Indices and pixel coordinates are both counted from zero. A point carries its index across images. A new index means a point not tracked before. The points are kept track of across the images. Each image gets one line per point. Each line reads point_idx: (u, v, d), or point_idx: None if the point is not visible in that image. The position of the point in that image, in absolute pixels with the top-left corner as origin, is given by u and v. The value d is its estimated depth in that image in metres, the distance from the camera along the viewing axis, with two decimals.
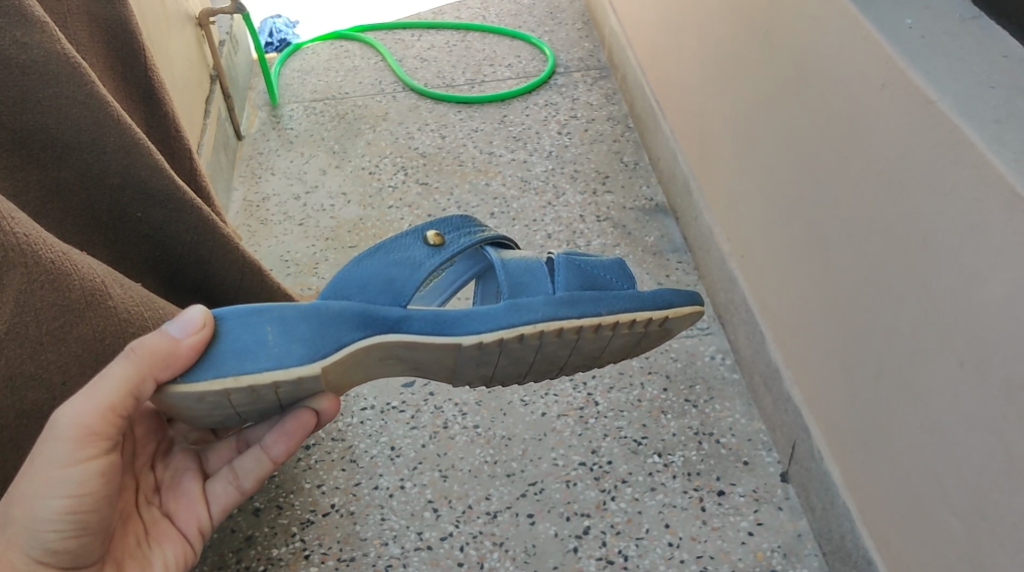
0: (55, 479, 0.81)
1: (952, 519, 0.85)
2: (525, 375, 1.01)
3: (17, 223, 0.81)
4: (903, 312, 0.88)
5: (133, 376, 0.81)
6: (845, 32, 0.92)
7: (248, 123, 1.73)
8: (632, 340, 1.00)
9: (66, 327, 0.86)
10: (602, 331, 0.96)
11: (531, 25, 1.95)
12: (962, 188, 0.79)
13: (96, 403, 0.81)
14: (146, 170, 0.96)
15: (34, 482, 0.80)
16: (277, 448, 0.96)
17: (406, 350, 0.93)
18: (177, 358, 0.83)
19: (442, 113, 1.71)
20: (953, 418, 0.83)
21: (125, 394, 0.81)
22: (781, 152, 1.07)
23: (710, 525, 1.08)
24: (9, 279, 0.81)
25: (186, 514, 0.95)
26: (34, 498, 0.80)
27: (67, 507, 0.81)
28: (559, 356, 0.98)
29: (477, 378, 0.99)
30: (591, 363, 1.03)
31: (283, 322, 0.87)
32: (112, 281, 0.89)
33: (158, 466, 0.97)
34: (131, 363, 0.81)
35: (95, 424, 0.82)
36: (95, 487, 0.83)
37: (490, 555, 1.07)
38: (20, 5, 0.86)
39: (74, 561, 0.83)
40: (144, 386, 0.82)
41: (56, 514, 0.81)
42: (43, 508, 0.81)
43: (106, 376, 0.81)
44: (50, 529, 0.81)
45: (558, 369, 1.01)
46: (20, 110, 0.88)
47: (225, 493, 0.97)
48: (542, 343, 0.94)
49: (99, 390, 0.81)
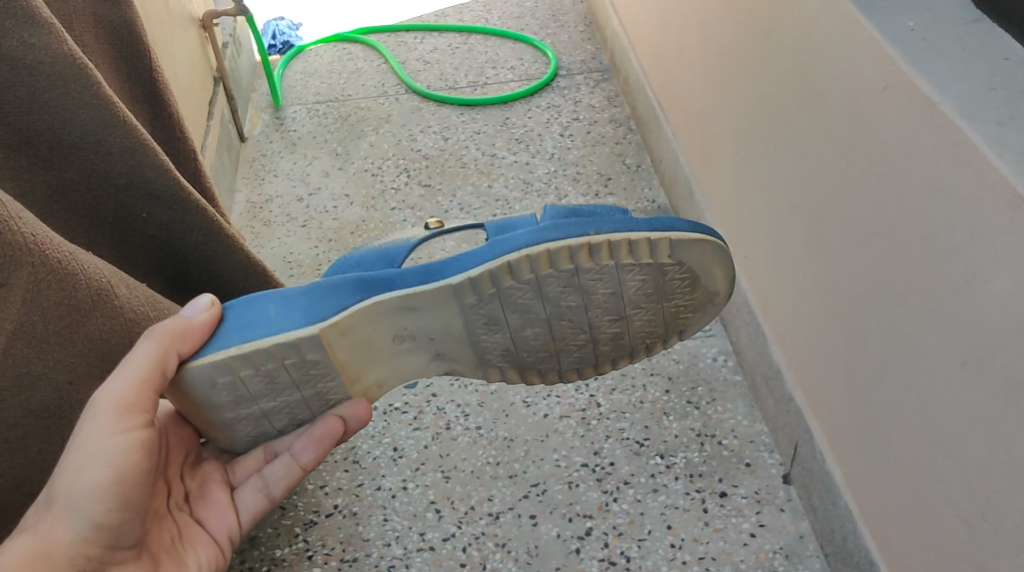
0: (98, 452, 0.85)
1: (953, 519, 0.85)
2: (557, 361, 1.00)
3: (25, 223, 0.82)
4: (904, 314, 0.88)
5: (159, 353, 0.86)
6: (847, 35, 0.93)
7: (251, 125, 1.74)
8: (651, 299, 0.96)
9: (73, 327, 0.86)
10: (600, 258, 0.92)
11: (533, 28, 1.96)
12: (964, 190, 0.80)
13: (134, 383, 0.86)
14: (152, 171, 0.97)
15: (78, 459, 0.84)
16: (306, 457, 1.00)
17: (412, 319, 0.94)
18: (195, 334, 0.89)
19: (444, 115, 1.72)
20: (955, 418, 0.83)
21: (155, 371, 0.86)
22: (783, 153, 1.08)
23: (712, 526, 1.08)
24: (16, 279, 0.81)
25: (217, 520, 0.99)
26: (78, 471, 0.84)
27: (109, 484, 0.85)
28: (577, 308, 0.95)
29: (505, 357, 0.98)
30: (621, 346, 1.00)
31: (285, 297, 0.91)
32: (118, 282, 0.90)
33: (188, 478, 1.00)
34: (156, 340, 0.86)
35: (133, 400, 0.86)
36: (135, 467, 0.87)
37: (491, 556, 1.07)
38: (27, 6, 0.86)
39: (115, 535, 0.87)
40: (169, 362, 0.87)
41: (99, 487, 0.84)
42: (86, 483, 0.84)
43: (133, 357, 0.86)
44: (94, 503, 0.84)
45: (590, 348, 0.99)
46: (26, 112, 0.88)
47: (255, 500, 1.01)
48: (544, 279, 0.92)
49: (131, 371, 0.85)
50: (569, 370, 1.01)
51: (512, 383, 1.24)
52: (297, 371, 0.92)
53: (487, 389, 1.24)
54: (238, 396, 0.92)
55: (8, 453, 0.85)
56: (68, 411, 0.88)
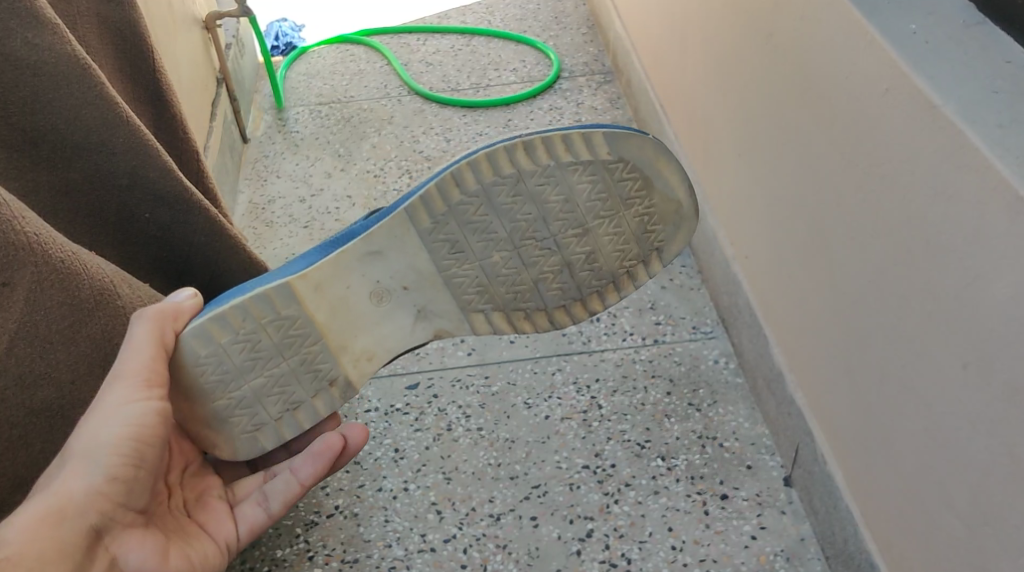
0: (117, 411, 0.87)
1: (954, 521, 0.85)
2: (539, 297, 1.04)
3: (28, 223, 0.82)
4: (905, 316, 0.89)
5: (156, 329, 0.90)
6: (849, 39, 0.93)
7: (253, 126, 1.74)
8: (608, 207, 1.01)
9: (76, 326, 0.87)
10: (539, 158, 0.98)
11: (536, 30, 1.96)
12: (967, 193, 0.80)
13: (146, 355, 0.89)
14: (155, 171, 0.97)
15: (96, 420, 0.87)
16: (305, 470, 1.00)
17: (381, 269, 1.00)
18: (179, 318, 0.93)
19: (447, 117, 1.72)
20: (957, 422, 0.83)
21: (155, 347, 0.90)
22: (785, 155, 1.08)
23: (713, 528, 1.08)
24: (19, 278, 0.82)
25: (218, 525, 0.99)
26: (98, 427, 0.86)
27: (123, 442, 0.87)
28: (537, 221, 1.00)
29: (484, 298, 1.03)
30: (597, 270, 1.04)
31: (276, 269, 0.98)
32: (120, 281, 0.91)
33: (189, 486, 1.01)
34: (147, 318, 0.90)
35: (148, 371, 0.89)
36: (150, 431, 0.89)
37: (492, 557, 1.07)
38: (31, 6, 0.86)
39: (129, 491, 0.88)
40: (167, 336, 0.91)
41: (117, 442, 0.87)
42: (104, 441, 0.86)
43: (130, 339, 0.89)
44: (113, 458, 0.87)
45: (567, 275, 1.03)
46: (30, 111, 0.88)
47: (252, 513, 1.00)
48: (491, 187, 0.98)
49: (139, 346, 0.89)
50: (555, 309, 1.06)
51: (513, 385, 1.24)
52: (277, 332, 0.96)
53: (488, 390, 1.24)
54: (224, 372, 0.95)
55: (11, 453, 0.84)
56: (69, 410, 0.88)
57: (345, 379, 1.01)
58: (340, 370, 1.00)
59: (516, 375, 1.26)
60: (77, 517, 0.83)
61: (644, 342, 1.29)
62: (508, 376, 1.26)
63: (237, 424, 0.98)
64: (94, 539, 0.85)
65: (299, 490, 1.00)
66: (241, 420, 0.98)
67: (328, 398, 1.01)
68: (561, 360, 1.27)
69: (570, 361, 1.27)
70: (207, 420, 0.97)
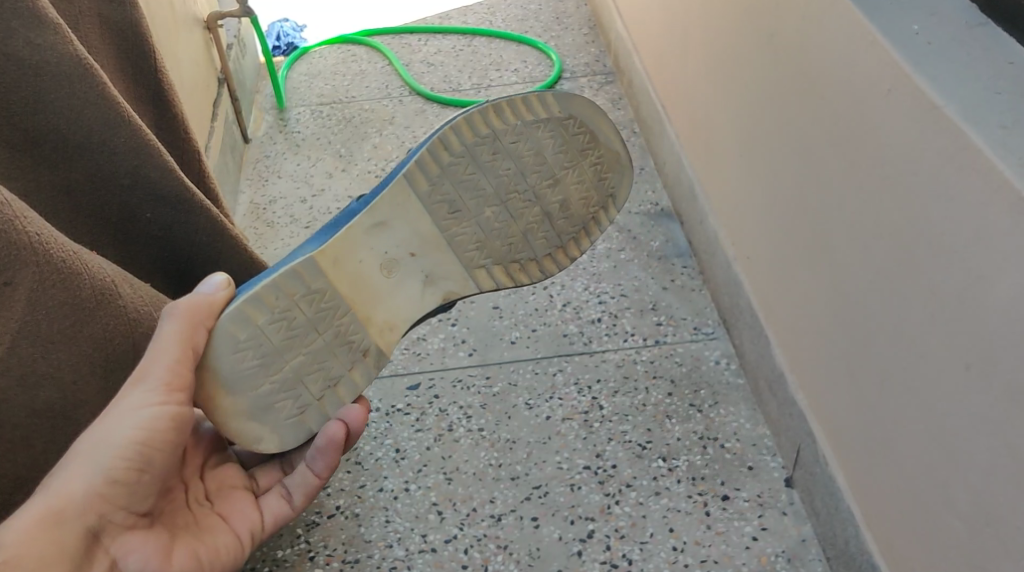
0: (130, 413, 0.87)
1: (956, 522, 0.85)
2: (530, 248, 1.07)
3: (29, 222, 0.82)
4: (908, 318, 0.88)
5: (185, 329, 0.89)
6: (851, 39, 0.93)
7: (254, 126, 1.74)
8: (569, 158, 1.06)
9: (77, 326, 0.86)
10: (507, 119, 1.01)
11: (537, 30, 1.96)
12: (969, 194, 0.79)
13: (174, 357, 0.88)
14: (157, 171, 0.96)
15: (108, 420, 0.86)
16: (318, 464, 1.00)
17: (387, 240, 0.99)
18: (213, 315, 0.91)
19: (448, 117, 1.72)
20: (959, 423, 0.83)
21: (182, 349, 0.89)
22: (787, 156, 1.08)
23: (715, 529, 1.08)
24: (20, 278, 0.81)
25: (238, 516, 0.99)
26: (109, 429, 0.86)
27: (132, 445, 0.87)
28: (516, 175, 1.03)
29: (484, 253, 1.04)
30: (571, 217, 1.08)
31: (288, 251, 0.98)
32: (121, 281, 0.90)
33: (210, 478, 1.01)
34: (180, 318, 0.89)
35: (167, 375, 0.88)
36: (161, 436, 0.89)
37: (493, 558, 1.07)
38: (33, 6, 0.86)
39: (133, 494, 0.88)
40: (197, 337, 0.90)
41: (126, 446, 0.86)
42: (112, 443, 0.86)
43: (162, 338, 0.88)
44: (119, 461, 0.86)
45: (549, 224, 1.07)
46: (32, 111, 0.88)
47: (276, 505, 1.01)
48: (474, 147, 1.00)
49: (168, 347, 0.88)
50: (544, 257, 1.08)
51: (514, 385, 1.24)
52: (309, 307, 0.94)
53: (489, 390, 1.24)
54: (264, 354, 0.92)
55: (13, 454, 0.85)
56: (72, 411, 0.88)
57: (377, 348, 1.00)
58: (370, 340, 0.99)
59: (517, 376, 1.26)
60: (75, 516, 0.84)
61: (646, 342, 1.29)
62: (509, 376, 1.26)
63: (281, 410, 0.95)
64: (90, 540, 0.85)
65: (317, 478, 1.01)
66: (286, 405, 0.95)
67: (366, 368, 0.99)
68: (562, 361, 1.27)
69: (571, 362, 1.27)
70: (248, 410, 0.94)
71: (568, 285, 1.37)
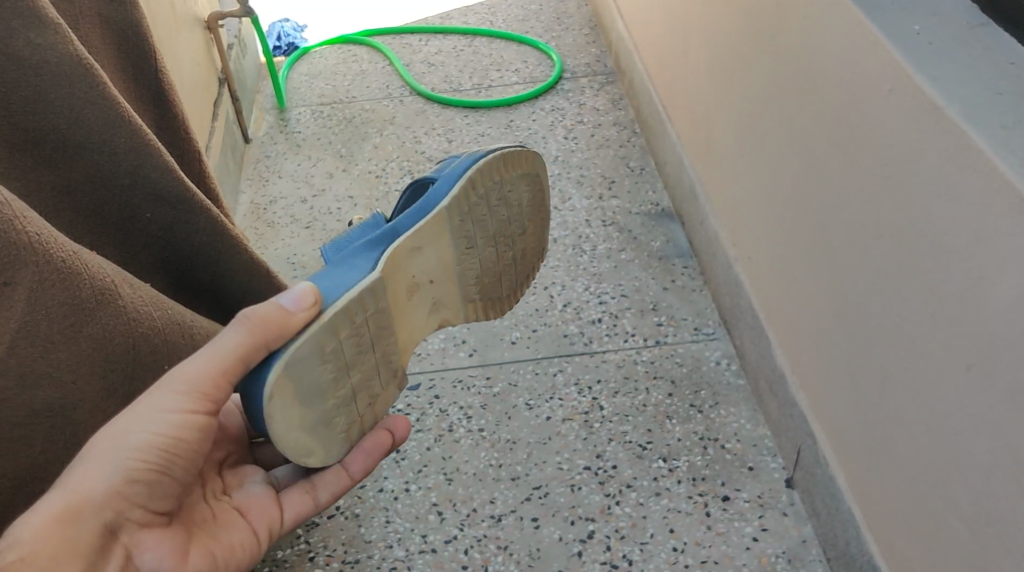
0: (155, 416, 0.79)
1: (958, 524, 0.85)
2: (504, 286, 1.03)
3: (29, 221, 0.78)
4: (909, 319, 0.88)
5: (246, 345, 0.79)
6: (852, 40, 0.93)
7: (254, 126, 1.74)
8: (541, 206, 1.04)
9: (77, 326, 0.81)
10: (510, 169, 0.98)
11: (538, 30, 1.96)
12: (971, 195, 0.79)
13: (225, 365, 0.79)
14: (157, 171, 0.96)
15: (132, 417, 0.79)
16: (355, 464, 0.96)
17: (418, 264, 0.92)
18: (284, 332, 0.80)
19: (448, 117, 1.72)
20: (961, 423, 0.83)
21: (233, 361, 0.79)
22: (788, 156, 1.08)
23: (715, 530, 1.08)
24: (20, 278, 0.77)
25: (256, 511, 0.91)
26: (131, 426, 0.78)
27: (155, 447, 0.79)
28: (507, 221, 1.00)
29: (478, 286, 1.00)
30: (528, 263, 1.06)
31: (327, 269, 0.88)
32: (122, 281, 0.86)
33: (228, 472, 0.93)
34: (244, 327, 0.79)
35: (206, 384, 0.80)
36: (183, 443, 0.81)
37: (493, 558, 1.07)
38: (33, 6, 0.86)
39: (149, 499, 0.80)
40: (252, 357, 0.80)
41: (147, 448, 0.79)
42: (131, 443, 0.78)
43: (219, 343, 0.79)
44: (140, 462, 0.78)
45: (517, 266, 1.04)
46: (31, 111, 0.87)
47: (301, 499, 0.94)
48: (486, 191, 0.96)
49: (220, 354, 0.79)
50: (508, 299, 1.05)
51: (515, 386, 1.24)
52: (376, 324, 0.87)
53: (489, 391, 1.24)
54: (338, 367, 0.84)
55: (12, 455, 0.79)
56: (70, 411, 0.82)
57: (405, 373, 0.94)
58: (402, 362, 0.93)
59: (518, 376, 1.25)
60: (92, 514, 0.75)
61: (646, 343, 1.29)
62: (509, 376, 1.26)
63: (338, 424, 0.87)
64: (106, 544, 0.76)
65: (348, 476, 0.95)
66: (342, 419, 0.87)
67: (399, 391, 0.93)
68: (563, 361, 1.27)
69: (571, 362, 1.26)
70: (312, 423, 0.84)
71: (569, 285, 1.37)
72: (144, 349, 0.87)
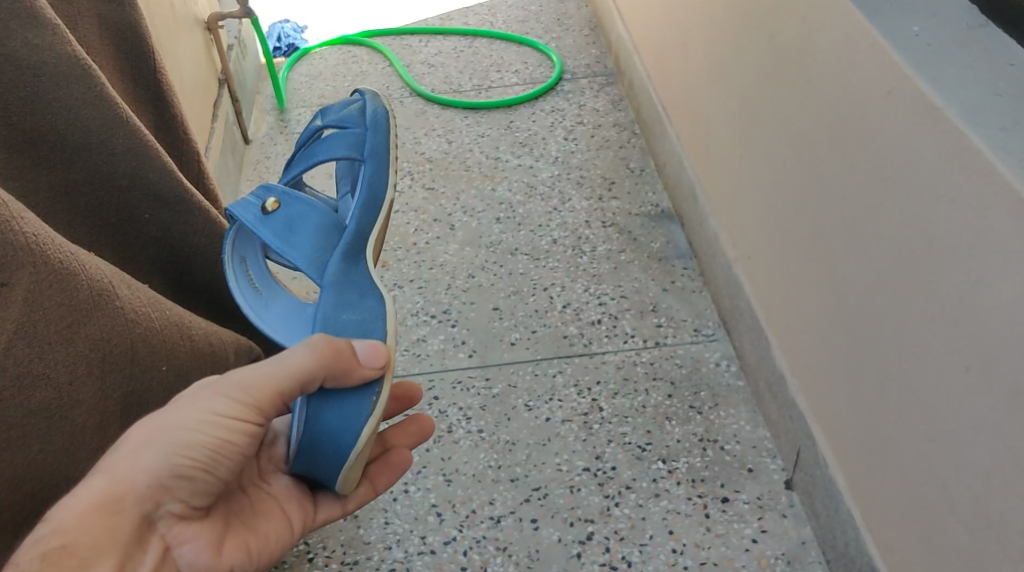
0: (205, 416, 0.74)
1: (957, 526, 0.85)
2: None
3: (27, 223, 0.78)
4: (908, 321, 0.88)
5: (309, 366, 0.75)
6: (852, 42, 0.92)
7: (255, 127, 1.74)
8: None
9: (74, 326, 0.81)
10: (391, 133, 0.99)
11: (538, 32, 1.96)
12: (969, 196, 0.79)
13: (290, 384, 0.75)
14: (155, 172, 0.96)
15: (181, 413, 0.74)
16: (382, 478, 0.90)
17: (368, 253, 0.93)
18: (352, 380, 0.78)
19: (449, 119, 1.72)
20: (960, 424, 0.83)
21: (294, 384, 0.75)
22: (788, 157, 1.07)
23: (714, 531, 1.08)
24: (17, 279, 0.77)
25: (295, 502, 0.84)
26: (181, 422, 0.74)
27: (202, 447, 0.74)
28: None
29: None
30: None
31: (344, 304, 0.85)
32: (120, 282, 0.85)
33: (263, 455, 0.86)
34: (314, 352, 0.76)
35: (262, 395, 0.75)
36: (234, 448, 0.76)
37: (492, 560, 1.07)
38: (31, 7, 0.85)
39: (194, 495, 0.76)
40: (312, 382, 0.76)
41: (195, 447, 0.74)
42: (178, 438, 0.74)
43: (283, 360, 0.75)
44: (185, 459, 0.74)
45: None
46: (30, 112, 0.87)
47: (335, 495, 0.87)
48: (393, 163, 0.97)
49: (285, 373, 0.75)
50: None
51: (515, 387, 1.24)
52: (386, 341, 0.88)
53: (489, 392, 1.24)
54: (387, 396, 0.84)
55: (8, 453, 0.77)
56: (68, 411, 0.81)
57: None
58: None
59: (518, 377, 1.25)
60: (131, 504, 0.72)
61: (646, 344, 1.28)
62: (510, 378, 1.25)
63: None
64: (143, 537, 0.73)
65: (375, 491, 0.89)
66: None
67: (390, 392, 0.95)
68: (562, 362, 1.26)
69: (571, 363, 1.26)
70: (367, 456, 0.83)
71: (569, 286, 1.37)
72: (141, 350, 0.86)
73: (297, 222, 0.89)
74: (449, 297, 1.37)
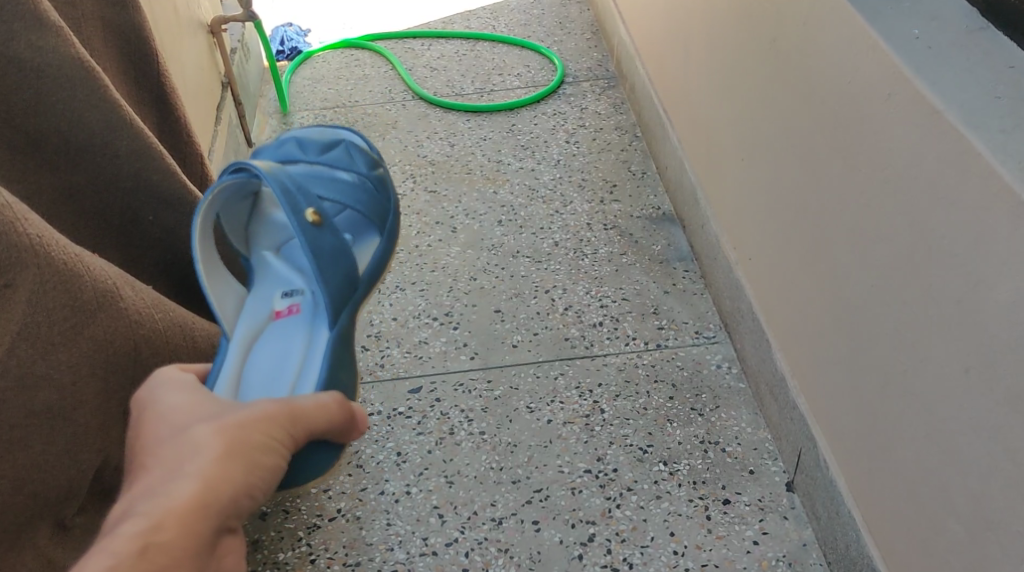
0: (271, 439, 0.77)
1: (957, 527, 0.85)
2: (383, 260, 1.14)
3: (29, 223, 0.78)
4: (908, 322, 0.88)
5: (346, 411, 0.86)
6: (852, 45, 0.93)
7: (258, 130, 1.74)
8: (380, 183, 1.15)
9: (78, 327, 0.81)
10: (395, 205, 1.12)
11: (540, 35, 1.97)
12: (969, 199, 0.80)
13: (326, 427, 0.84)
14: (158, 174, 0.97)
15: (250, 431, 0.76)
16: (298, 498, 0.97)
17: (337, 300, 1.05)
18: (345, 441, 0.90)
19: (451, 122, 1.73)
20: (960, 426, 0.83)
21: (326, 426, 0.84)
22: (788, 160, 1.08)
23: (716, 533, 1.08)
24: (21, 279, 0.78)
25: None
26: (255, 441, 0.76)
27: (267, 468, 0.77)
28: None
29: None
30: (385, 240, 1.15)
31: (342, 363, 0.97)
32: (124, 283, 0.86)
33: None
34: (347, 404, 0.87)
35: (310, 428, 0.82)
36: (281, 473, 0.79)
37: (494, 561, 1.07)
38: (35, 9, 0.86)
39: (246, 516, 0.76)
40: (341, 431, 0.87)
41: (265, 467, 0.76)
42: (253, 456, 0.75)
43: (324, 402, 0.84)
44: (258, 478, 0.76)
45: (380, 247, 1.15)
46: (33, 114, 0.87)
47: None
48: None
49: (331, 416, 0.84)
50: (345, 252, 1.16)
51: (517, 389, 1.24)
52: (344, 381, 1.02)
53: (490, 394, 1.24)
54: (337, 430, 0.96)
55: (9, 455, 0.77)
56: (70, 412, 0.81)
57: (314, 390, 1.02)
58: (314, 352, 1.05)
59: (519, 380, 1.25)
60: (219, 512, 0.72)
61: (647, 346, 1.29)
62: (511, 380, 1.26)
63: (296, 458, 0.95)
64: (215, 547, 0.72)
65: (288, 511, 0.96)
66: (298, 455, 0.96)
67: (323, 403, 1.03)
68: (564, 364, 1.27)
69: (573, 365, 1.27)
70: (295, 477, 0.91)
71: (570, 288, 1.38)
72: (145, 351, 0.87)
73: (332, 252, 0.97)
74: (452, 300, 1.37)
